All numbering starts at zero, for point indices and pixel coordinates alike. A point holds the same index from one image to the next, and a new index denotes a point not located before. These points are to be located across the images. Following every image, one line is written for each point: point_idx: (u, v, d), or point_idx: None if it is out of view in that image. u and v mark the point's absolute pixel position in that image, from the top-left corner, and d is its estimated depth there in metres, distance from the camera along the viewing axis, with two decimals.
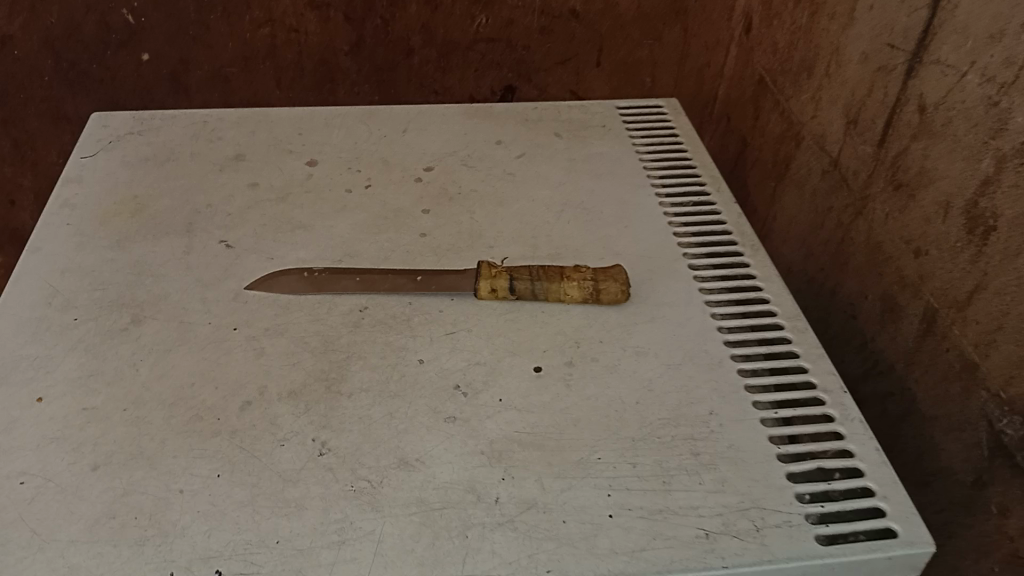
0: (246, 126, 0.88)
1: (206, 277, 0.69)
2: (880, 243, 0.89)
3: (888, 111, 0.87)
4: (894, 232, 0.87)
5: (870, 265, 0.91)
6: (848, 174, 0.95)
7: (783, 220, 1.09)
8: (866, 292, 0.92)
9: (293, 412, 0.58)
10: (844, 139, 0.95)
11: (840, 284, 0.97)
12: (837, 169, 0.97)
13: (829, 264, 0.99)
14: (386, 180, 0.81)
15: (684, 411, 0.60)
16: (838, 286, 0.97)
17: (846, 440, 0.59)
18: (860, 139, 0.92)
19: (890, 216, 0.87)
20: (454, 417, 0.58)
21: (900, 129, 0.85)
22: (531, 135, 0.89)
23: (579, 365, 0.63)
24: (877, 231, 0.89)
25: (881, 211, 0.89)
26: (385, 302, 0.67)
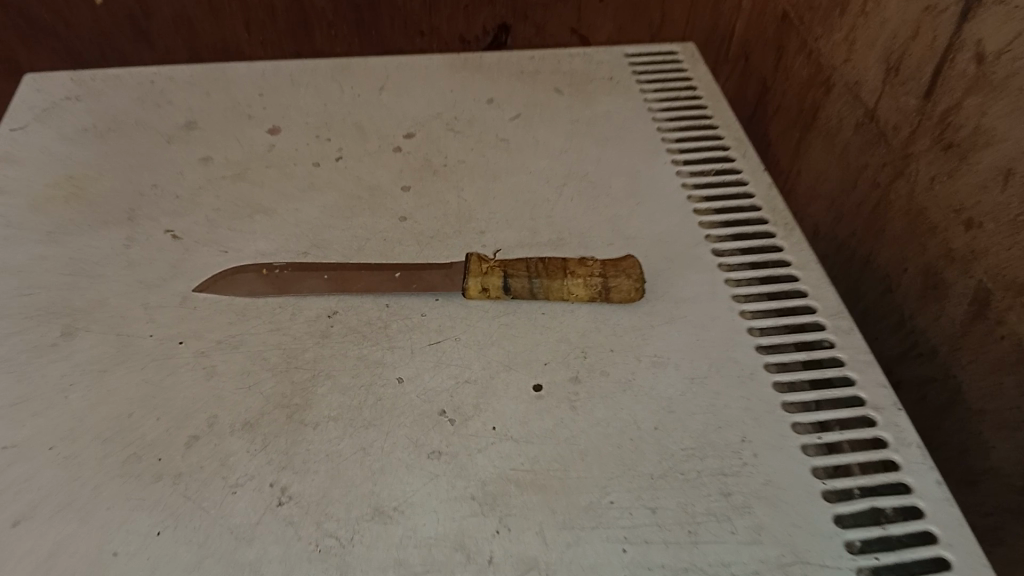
0: (201, 88, 0.77)
1: (150, 277, 0.59)
2: (923, 209, 0.78)
3: (937, 58, 0.75)
4: (941, 198, 0.76)
5: (911, 233, 0.80)
6: (887, 130, 0.83)
7: (809, 177, 0.98)
8: (905, 264, 0.81)
9: (249, 450, 0.49)
10: (882, 89, 0.83)
11: (875, 253, 0.86)
12: (874, 122, 0.85)
13: (862, 229, 0.88)
14: (361, 150, 0.70)
15: (711, 438, 0.50)
16: (872, 255, 0.87)
17: (903, 471, 0.50)
18: (902, 88, 0.80)
19: (937, 180, 0.76)
20: (439, 452, 0.49)
21: (952, 79, 0.73)
22: (527, 92, 0.78)
23: (586, 381, 0.53)
24: (920, 195, 0.79)
25: (926, 173, 0.78)
26: (358, 305, 0.57)
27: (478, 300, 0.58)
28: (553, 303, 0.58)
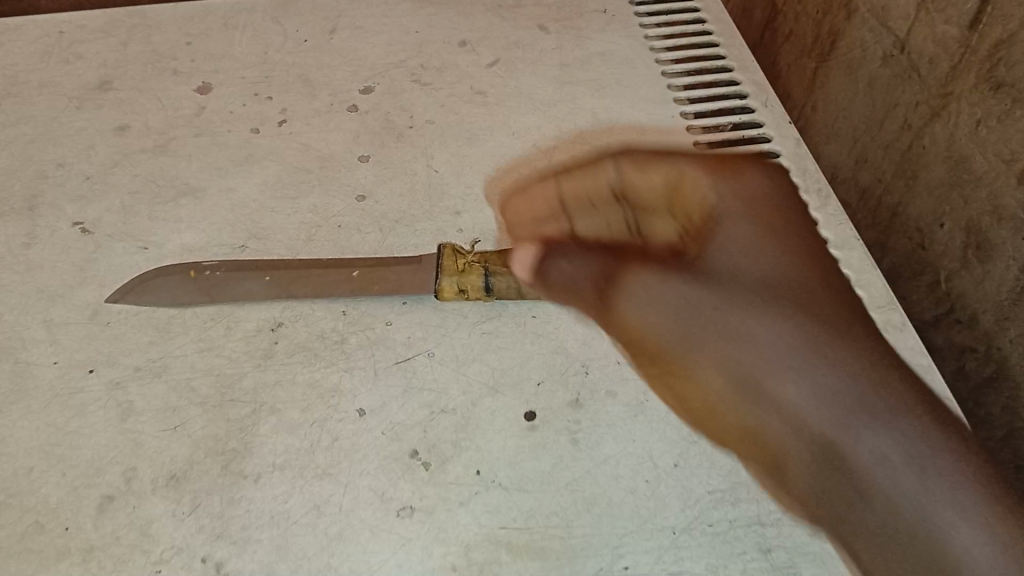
0: (115, 35, 0.64)
1: (54, 284, 0.48)
2: (955, 154, 0.55)
3: None
4: (983, 142, 0.52)
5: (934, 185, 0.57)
6: (920, 58, 0.57)
7: (823, 110, 0.70)
8: (942, 217, 0.57)
9: (175, 515, 0.39)
10: None
11: (906, 202, 0.60)
12: (904, 51, 0.59)
13: (891, 172, 0.61)
14: (307, 110, 0.59)
15: (744, 476, 0.41)
16: (901, 203, 0.61)
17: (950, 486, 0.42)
18: None
19: (983, 124, 0.52)
20: (409, 508, 0.40)
21: None
22: (506, 29, 0.66)
23: (589, 407, 0.44)
24: (951, 135, 0.55)
25: (961, 106, 0.54)
26: (309, 314, 0.47)
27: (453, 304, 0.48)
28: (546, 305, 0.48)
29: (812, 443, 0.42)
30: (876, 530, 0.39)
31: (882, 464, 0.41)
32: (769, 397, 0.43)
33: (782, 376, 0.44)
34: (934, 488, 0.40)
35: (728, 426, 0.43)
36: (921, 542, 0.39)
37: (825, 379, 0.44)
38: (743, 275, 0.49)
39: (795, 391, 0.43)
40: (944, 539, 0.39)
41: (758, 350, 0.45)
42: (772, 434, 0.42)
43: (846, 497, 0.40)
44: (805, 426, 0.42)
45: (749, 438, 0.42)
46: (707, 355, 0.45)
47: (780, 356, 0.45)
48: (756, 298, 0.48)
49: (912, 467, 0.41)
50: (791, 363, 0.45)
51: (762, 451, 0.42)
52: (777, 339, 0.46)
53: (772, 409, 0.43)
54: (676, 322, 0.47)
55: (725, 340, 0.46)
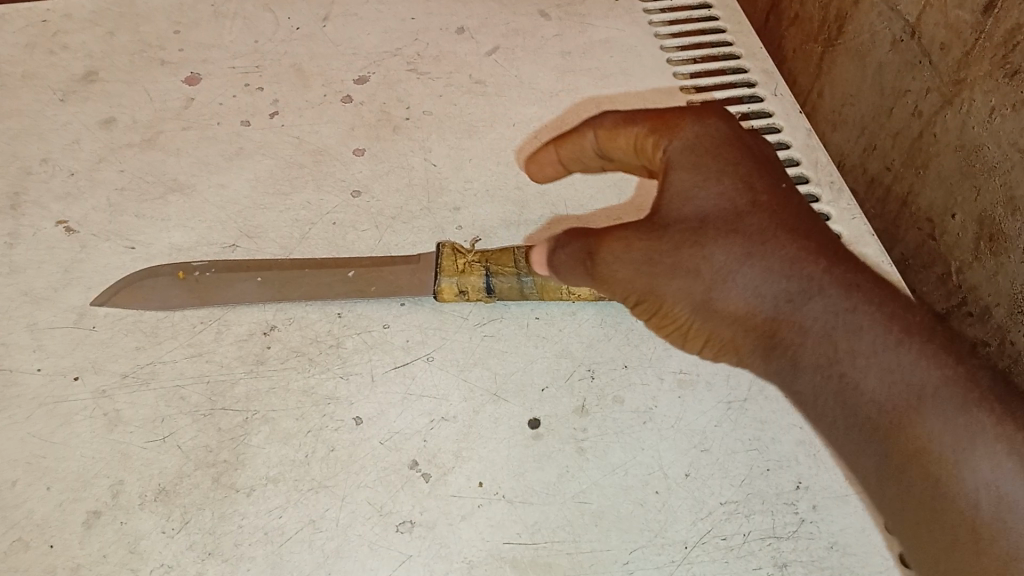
0: (100, 24, 0.62)
1: (38, 287, 0.46)
2: (967, 142, 0.51)
3: None
4: (998, 132, 0.48)
5: (944, 174, 0.53)
6: (931, 44, 0.52)
7: (827, 96, 0.64)
8: (953, 208, 0.53)
9: (165, 531, 0.38)
10: None
11: (916, 191, 0.56)
12: (915, 36, 0.54)
13: (900, 161, 0.57)
14: (300, 102, 0.57)
15: (758, 487, 0.40)
16: (910, 192, 0.57)
17: None
18: None
19: (999, 112, 0.48)
20: (409, 522, 0.38)
21: None
22: (506, 15, 0.64)
23: (595, 413, 0.42)
24: (962, 122, 0.51)
25: (972, 93, 0.50)
26: (303, 317, 0.45)
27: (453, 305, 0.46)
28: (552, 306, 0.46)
29: (758, 327, 0.35)
30: (826, 409, 0.34)
31: (815, 340, 0.34)
32: (721, 280, 0.35)
33: (729, 273, 0.35)
34: (864, 370, 0.33)
35: (677, 312, 0.37)
36: (858, 413, 0.33)
37: (764, 235, 0.35)
38: (689, 155, 0.38)
39: (726, 240, 0.35)
40: (859, 384, 0.33)
41: (717, 273, 0.35)
42: (718, 312, 0.35)
43: (785, 365, 0.35)
44: (749, 321, 0.35)
45: (689, 290, 0.35)
46: (668, 278, 0.35)
47: (722, 220, 0.36)
48: (707, 165, 0.37)
49: (844, 363, 0.33)
50: (742, 230, 0.35)
51: (694, 299, 0.35)
52: (721, 203, 0.36)
53: (716, 285, 0.35)
54: (644, 230, 0.36)
55: (673, 224, 0.36)
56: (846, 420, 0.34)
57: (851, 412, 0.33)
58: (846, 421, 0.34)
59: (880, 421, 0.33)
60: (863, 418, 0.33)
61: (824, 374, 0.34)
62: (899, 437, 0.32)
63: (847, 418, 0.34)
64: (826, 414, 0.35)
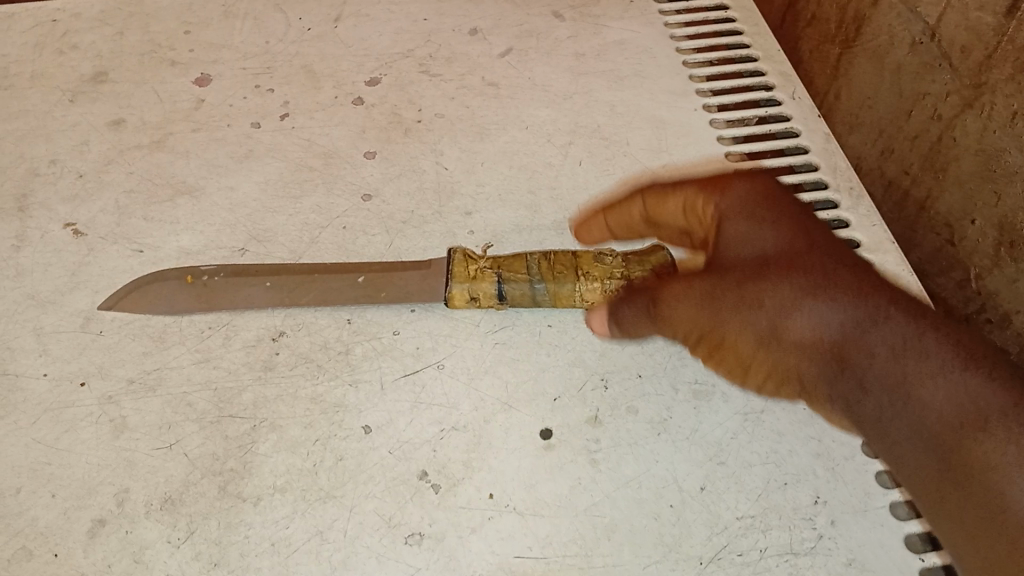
0: (110, 24, 0.61)
1: (45, 290, 0.46)
2: (988, 147, 0.50)
3: None
4: (1020, 136, 0.47)
5: (964, 179, 0.52)
6: (951, 46, 0.51)
7: (843, 99, 0.63)
8: (972, 213, 0.52)
9: (170, 541, 0.37)
10: None
11: (934, 196, 0.55)
12: (934, 39, 0.53)
13: (919, 165, 0.56)
14: (311, 104, 0.56)
15: (775, 501, 0.39)
16: (929, 197, 0.56)
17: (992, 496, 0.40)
18: None
19: (1020, 116, 0.47)
20: (417, 534, 0.37)
21: None
22: (519, 15, 0.63)
23: (608, 424, 0.41)
24: (983, 126, 0.50)
25: (994, 96, 0.49)
26: (311, 323, 0.45)
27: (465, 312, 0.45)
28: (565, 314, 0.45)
29: (824, 359, 0.34)
30: (889, 429, 0.32)
31: (881, 366, 0.32)
32: (782, 312, 0.35)
33: (790, 305, 0.35)
34: (930, 388, 0.31)
35: (741, 346, 0.36)
36: (921, 431, 0.30)
37: (823, 269, 0.35)
38: (746, 205, 0.39)
39: (784, 274, 0.35)
40: (923, 401, 0.31)
41: (779, 304, 0.35)
42: (783, 345, 0.35)
43: (852, 393, 0.33)
44: (815, 354, 0.34)
45: (750, 323, 0.36)
46: (729, 312, 0.36)
47: (782, 260, 0.36)
48: (764, 213, 0.39)
49: (909, 383, 0.31)
50: (801, 266, 0.35)
51: (758, 331, 0.35)
52: (779, 245, 0.37)
53: (777, 317, 0.35)
54: (703, 272, 0.38)
55: (731, 267, 0.37)
56: (909, 444, 0.31)
57: (915, 434, 0.31)
58: (909, 446, 0.31)
59: (941, 436, 0.30)
60: (925, 437, 0.30)
61: (889, 397, 0.32)
62: (965, 449, 0.29)
63: (909, 442, 0.31)
64: (892, 448, 0.32)
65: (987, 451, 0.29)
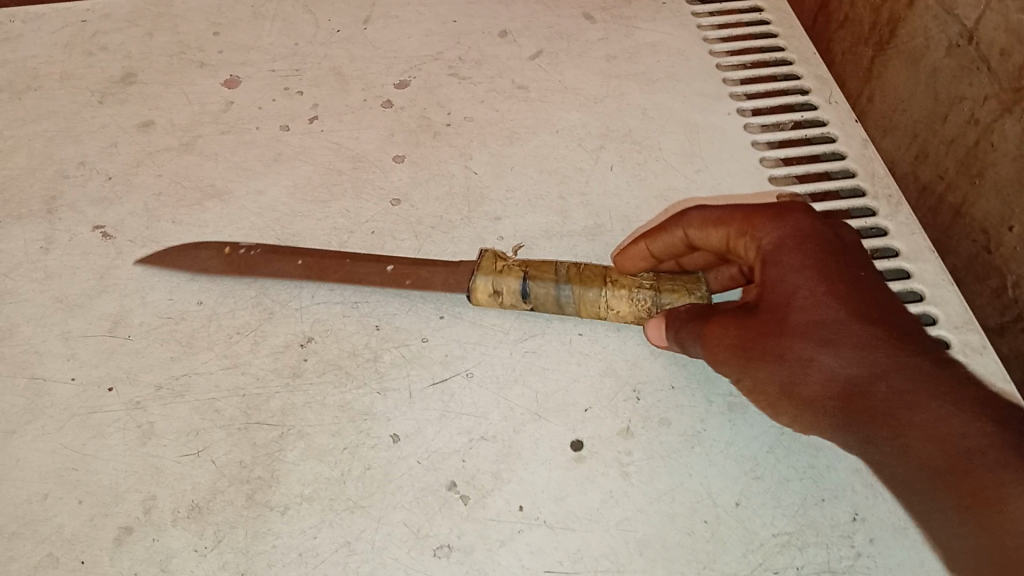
0: (140, 25, 0.61)
1: (74, 293, 0.46)
2: None
3: None
4: None
5: (1001, 185, 0.50)
6: (990, 49, 0.50)
7: (877, 101, 0.62)
8: (1009, 219, 0.50)
9: (196, 550, 0.37)
10: None
11: (970, 202, 0.54)
12: (973, 41, 0.51)
13: (955, 170, 0.55)
14: (340, 106, 0.56)
15: (812, 517, 0.38)
16: (965, 202, 0.54)
17: None
18: None
19: None
20: (447, 547, 0.37)
21: None
22: (549, 17, 0.62)
23: (640, 436, 0.40)
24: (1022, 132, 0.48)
25: None
26: (340, 329, 0.44)
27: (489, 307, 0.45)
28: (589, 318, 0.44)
29: (840, 409, 0.35)
30: (891, 476, 0.34)
31: (885, 421, 0.34)
32: (799, 368, 0.36)
33: (806, 360, 0.35)
34: (925, 441, 0.33)
35: (768, 391, 0.37)
36: (921, 479, 0.33)
37: (838, 320, 0.35)
38: (775, 242, 0.38)
39: (803, 327, 0.36)
40: (916, 456, 0.33)
41: (797, 357, 0.36)
42: (802, 397, 0.36)
43: (862, 440, 0.35)
44: (832, 402, 0.35)
45: (772, 376, 0.37)
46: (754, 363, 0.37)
47: (804, 307, 0.36)
48: (785, 248, 0.37)
49: (909, 439, 0.33)
50: (818, 317, 0.36)
51: (780, 383, 0.36)
52: (800, 290, 0.36)
53: (796, 373, 0.36)
54: (735, 318, 0.38)
55: (758, 312, 0.37)
56: (914, 488, 0.34)
57: (912, 483, 0.34)
58: (915, 489, 0.34)
59: (941, 483, 0.32)
60: (922, 486, 0.33)
61: (891, 447, 0.34)
62: (962, 493, 0.32)
63: (915, 486, 0.34)
64: (902, 491, 0.34)
65: (986, 488, 0.31)
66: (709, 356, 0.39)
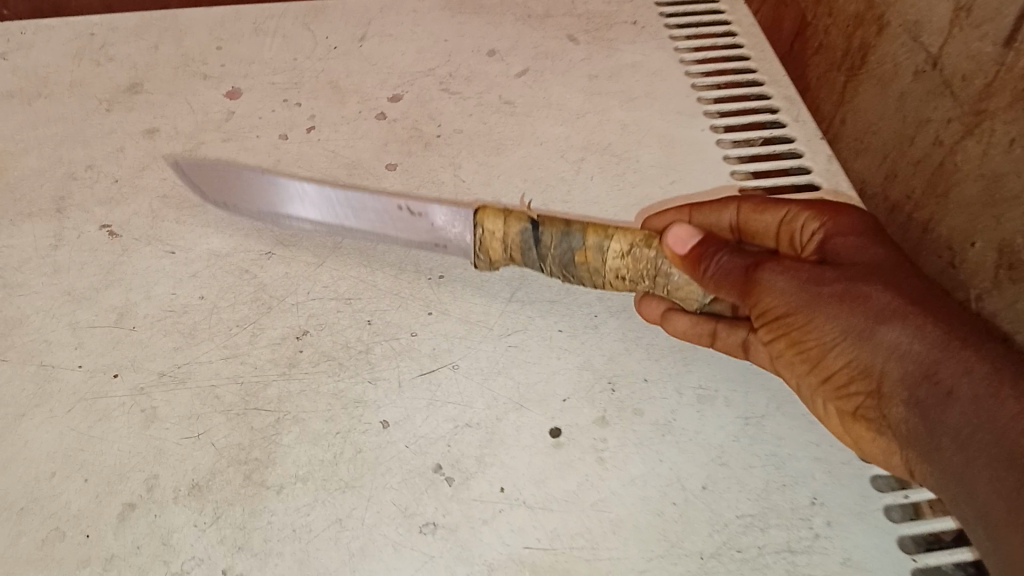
0: (147, 37, 0.64)
1: (81, 286, 0.48)
2: (989, 173, 0.52)
3: None
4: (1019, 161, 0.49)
5: (966, 202, 0.54)
6: (953, 76, 0.53)
7: (850, 123, 0.66)
8: (973, 235, 0.54)
9: (196, 525, 0.39)
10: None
11: (936, 218, 0.57)
12: (937, 68, 0.55)
13: (922, 189, 0.58)
14: (337, 117, 0.59)
15: (774, 501, 0.40)
16: (930, 219, 0.58)
17: None
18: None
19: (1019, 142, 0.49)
20: (433, 524, 0.39)
21: None
22: (535, 38, 0.65)
23: (615, 424, 0.43)
24: (985, 153, 0.52)
25: (994, 123, 0.51)
26: (335, 323, 0.47)
27: (488, 229, 0.46)
28: (587, 255, 0.45)
29: (912, 361, 0.35)
30: (957, 436, 0.32)
31: (967, 376, 0.33)
32: (885, 311, 0.36)
33: (889, 307, 0.36)
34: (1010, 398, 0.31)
35: (834, 340, 0.38)
36: (996, 437, 0.31)
37: (926, 289, 0.37)
38: (864, 232, 0.42)
39: (890, 283, 0.37)
40: (997, 413, 0.31)
41: (882, 302, 0.36)
42: (874, 341, 0.36)
43: (928, 398, 0.34)
44: (905, 352, 0.35)
45: (849, 315, 0.37)
46: (832, 303, 0.38)
47: (891, 275, 0.38)
48: (878, 237, 0.41)
49: (994, 397, 0.32)
50: (907, 282, 0.37)
51: (857, 325, 0.37)
52: (888, 263, 0.39)
53: (879, 314, 0.36)
54: (814, 269, 0.39)
55: (841, 269, 0.39)
56: (977, 450, 0.31)
57: (985, 441, 0.31)
58: (980, 454, 0.31)
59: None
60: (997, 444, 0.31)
61: (969, 398, 0.32)
62: None
63: (983, 449, 0.31)
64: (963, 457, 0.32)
65: None
66: (770, 301, 0.40)
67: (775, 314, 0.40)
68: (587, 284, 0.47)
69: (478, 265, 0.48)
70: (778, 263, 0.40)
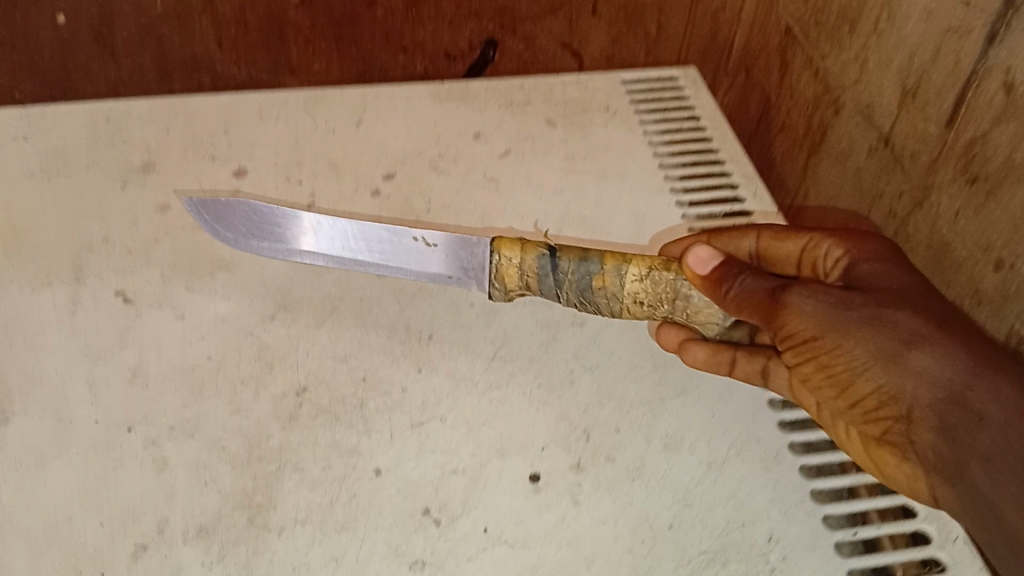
0: (160, 121, 0.69)
1: (98, 346, 0.52)
2: (933, 241, 0.56)
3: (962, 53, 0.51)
4: (959, 231, 0.54)
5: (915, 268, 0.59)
6: (902, 152, 0.58)
7: (812, 197, 0.71)
8: None
9: (203, 563, 0.42)
10: (879, 80, 0.60)
11: None
12: (888, 145, 0.60)
13: None
14: (335, 194, 0.64)
15: (734, 538, 0.44)
16: None
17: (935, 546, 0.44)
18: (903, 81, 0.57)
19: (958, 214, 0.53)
20: (421, 562, 0.43)
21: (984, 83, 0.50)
22: (517, 123, 0.71)
23: (589, 470, 0.47)
24: (929, 222, 0.56)
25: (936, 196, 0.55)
26: (332, 380, 0.51)
27: (505, 257, 0.50)
28: (604, 280, 0.49)
29: (942, 385, 0.36)
30: (993, 459, 0.34)
31: (999, 401, 0.35)
32: (914, 336, 0.38)
33: (917, 332, 0.38)
34: None
35: (859, 362, 0.39)
36: None
37: (948, 316, 0.39)
38: (885, 257, 0.44)
39: (916, 309, 0.39)
40: None
41: (910, 328, 0.38)
42: (903, 365, 0.38)
43: (960, 422, 0.35)
44: (934, 377, 0.37)
45: (877, 338, 0.38)
46: (860, 326, 0.39)
47: (915, 300, 0.40)
48: (896, 262, 0.43)
49: None
50: (929, 307, 0.39)
51: (887, 348, 0.38)
52: (911, 288, 0.41)
53: (909, 339, 0.38)
54: (837, 293, 0.41)
55: (865, 293, 0.41)
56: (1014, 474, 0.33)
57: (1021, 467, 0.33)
58: (1016, 478, 0.33)
59: None
60: None
61: (1004, 425, 0.34)
62: None
63: (1012, 468, 0.33)
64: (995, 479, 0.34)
65: None
66: (794, 323, 0.41)
67: (799, 335, 0.41)
68: (604, 309, 0.51)
69: (494, 294, 0.52)
70: (801, 284, 0.42)
